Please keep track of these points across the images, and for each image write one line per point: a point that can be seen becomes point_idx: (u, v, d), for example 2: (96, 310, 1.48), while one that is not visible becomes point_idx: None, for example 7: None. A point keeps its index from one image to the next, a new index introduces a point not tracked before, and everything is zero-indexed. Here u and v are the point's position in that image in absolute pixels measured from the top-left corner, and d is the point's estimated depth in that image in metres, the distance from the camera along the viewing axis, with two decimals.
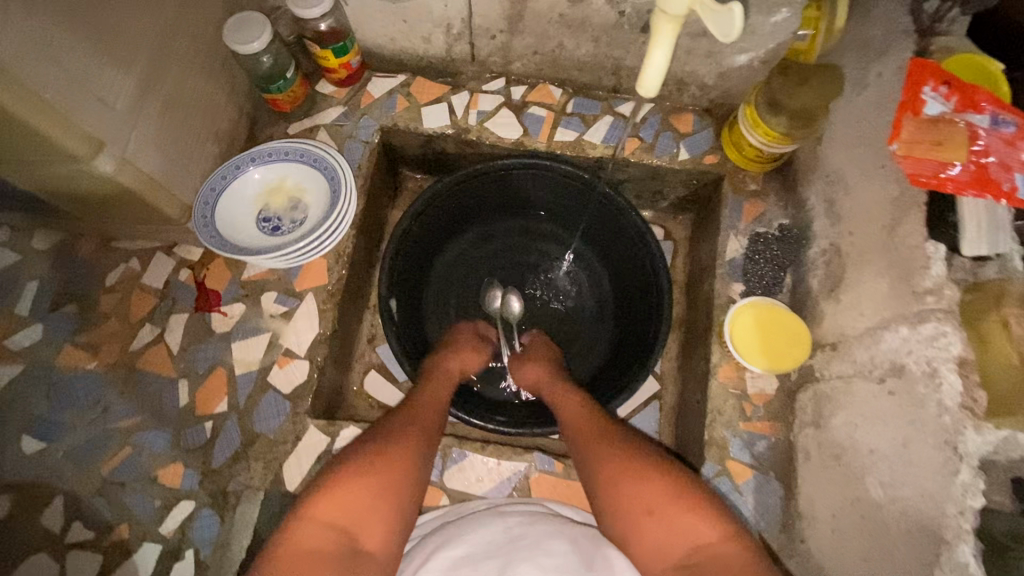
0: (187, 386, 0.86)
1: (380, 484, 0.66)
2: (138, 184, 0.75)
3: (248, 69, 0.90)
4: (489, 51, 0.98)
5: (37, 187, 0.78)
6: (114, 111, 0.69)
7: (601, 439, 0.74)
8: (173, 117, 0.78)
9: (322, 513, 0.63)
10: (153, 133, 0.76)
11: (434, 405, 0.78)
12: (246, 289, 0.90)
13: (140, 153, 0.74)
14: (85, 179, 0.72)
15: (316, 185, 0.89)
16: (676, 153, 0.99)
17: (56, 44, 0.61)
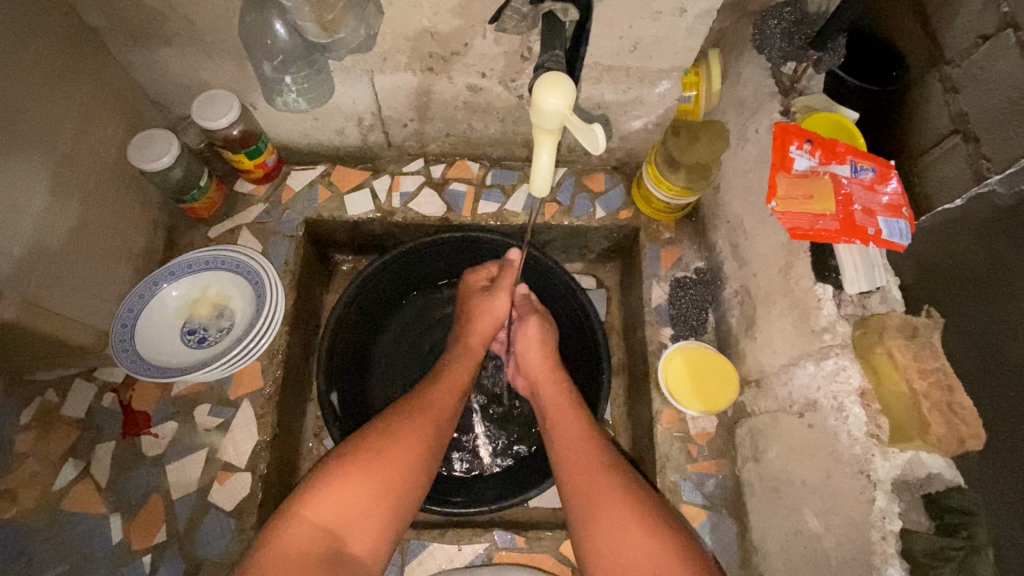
0: (119, 521, 0.82)
1: (375, 483, 0.70)
2: (45, 323, 0.74)
3: (159, 184, 0.90)
4: (404, 137, 1.02)
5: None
6: (12, 259, 0.68)
7: (590, 446, 0.78)
8: (76, 248, 0.78)
9: (314, 514, 0.67)
10: (54, 268, 0.75)
11: (446, 391, 0.82)
12: (177, 406, 0.88)
13: (43, 292, 0.73)
14: None
15: (240, 290, 0.90)
16: (593, 212, 1.04)
17: None
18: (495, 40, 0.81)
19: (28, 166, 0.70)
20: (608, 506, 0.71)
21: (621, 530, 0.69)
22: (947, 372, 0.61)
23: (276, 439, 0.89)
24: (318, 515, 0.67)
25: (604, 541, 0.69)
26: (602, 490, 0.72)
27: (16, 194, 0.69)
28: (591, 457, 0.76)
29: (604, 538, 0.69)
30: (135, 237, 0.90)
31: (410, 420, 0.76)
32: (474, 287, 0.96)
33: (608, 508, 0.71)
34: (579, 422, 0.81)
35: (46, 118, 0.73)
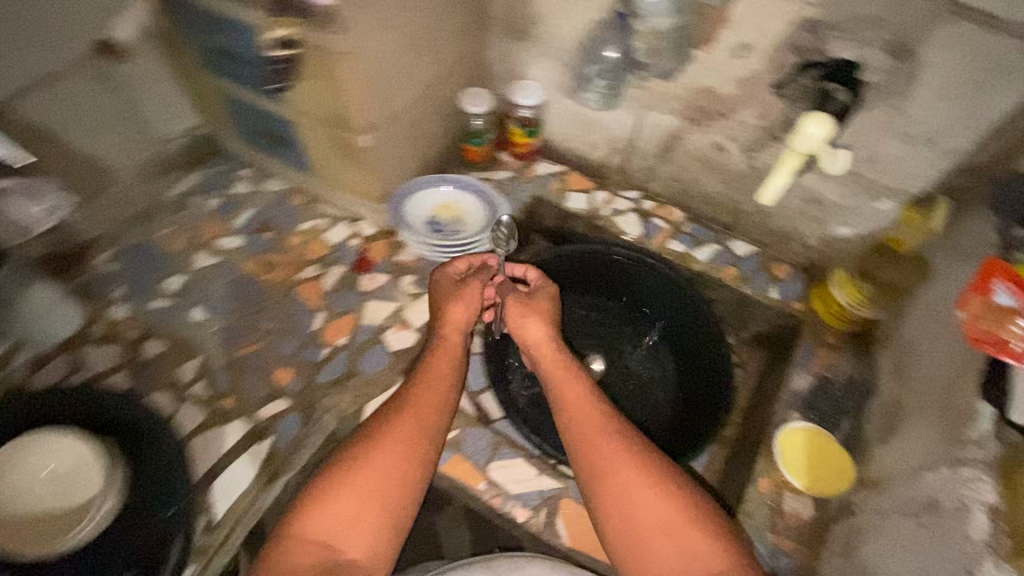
0: (321, 317, 1.08)
1: (362, 491, 0.75)
2: (376, 161, 1.07)
3: (463, 127, 1.26)
4: (638, 169, 1.25)
5: (317, 149, 1.09)
6: (392, 114, 1.02)
7: (594, 438, 0.80)
8: (413, 132, 1.12)
9: (311, 533, 0.72)
10: (399, 135, 1.09)
11: (418, 381, 0.86)
12: (394, 267, 1.14)
13: (388, 145, 1.07)
14: (347, 150, 1.04)
15: (478, 212, 1.17)
16: (766, 291, 1.15)
17: (391, 64, 0.95)
18: (757, 114, 1.00)
19: (428, 67, 1.06)
20: (634, 502, 0.75)
21: (632, 506, 0.75)
22: None
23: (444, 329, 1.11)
24: (317, 532, 0.73)
25: (612, 511, 0.76)
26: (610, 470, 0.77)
27: (416, 78, 1.04)
28: (591, 419, 0.82)
29: (608, 504, 0.76)
30: (431, 151, 1.24)
31: (393, 421, 0.80)
32: (444, 286, 0.98)
33: (615, 471, 0.77)
34: (583, 411, 0.83)
35: (444, 52, 1.09)
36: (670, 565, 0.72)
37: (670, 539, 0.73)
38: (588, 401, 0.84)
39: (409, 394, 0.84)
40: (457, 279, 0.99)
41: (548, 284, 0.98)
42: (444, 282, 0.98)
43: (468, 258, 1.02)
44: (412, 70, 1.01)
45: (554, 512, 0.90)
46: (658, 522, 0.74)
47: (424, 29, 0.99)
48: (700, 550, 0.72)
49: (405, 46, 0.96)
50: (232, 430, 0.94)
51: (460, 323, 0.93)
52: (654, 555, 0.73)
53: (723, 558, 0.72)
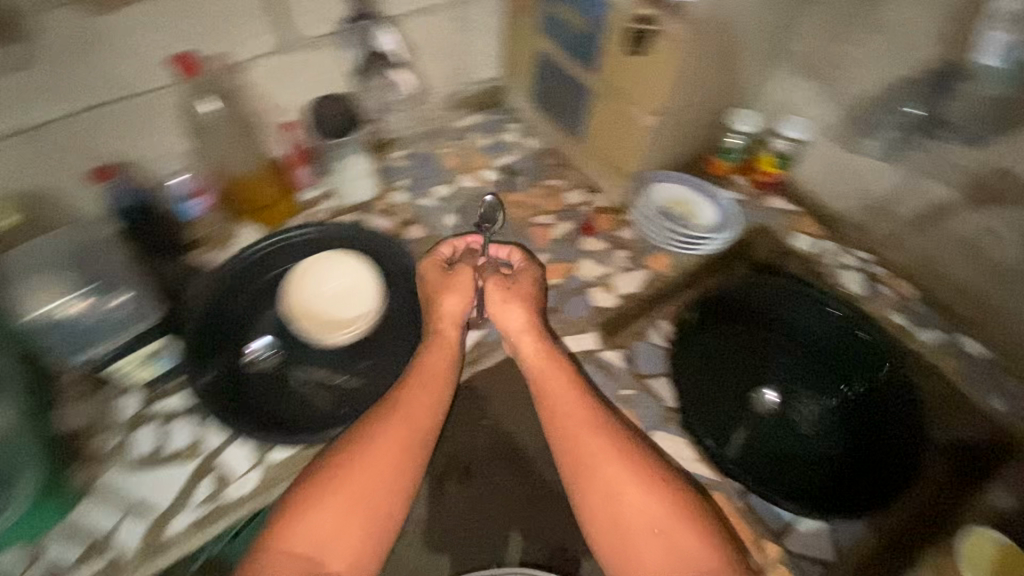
0: (546, 257, 1.24)
1: (349, 498, 0.83)
2: (649, 144, 1.19)
3: (714, 142, 1.33)
4: (881, 233, 1.25)
5: (598, 127, 1.25)
6: (682, 105, 1.14)
7: (580, 434, 0.90)
8: (684, 132, 1.23)
9: (292, 546, 0.80)
10: (676, 129, 1.20)
11: (407, 402, 0.91)
12: (616, 239, 1.27)
13: (664, 133, 1.18)
14: (632, 129, 1.18)
15: (712, 220, 1.24)
16: (985, 396, 1.08)
17: (704, 54, 1.07)
18: None
19: (722, 75, 1.17)
20: (624, 496, 0.85)
21: (618, 504, 0.84)
22: None
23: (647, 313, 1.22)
24: (296, 545, 0.80)
25: (592, 505, 0.86)
26: (597, 462, 0.87)
27: (711, 79, 1.15)
28: (578, 417, 0.92)
29: (596, 499, 0.86)
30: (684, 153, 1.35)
31: (388, 419, 0.89)
32: (433, 273, 1.08)
33: (603, 467, 0.87)
34: (568, 406, 0.93)
35: (734, 74, 1.21)
36: (658, 561, 0.81)
37: (660, 540, 0.82)
38: (572, 398, 0.94)
39: (402, 393, 0.93)
40: (444, 265, 1.09)
41: (529, 266, 1.10)
42: (432, 271, 1.08)
43: (452, 242, 1.12)
44: (709, 79, 1.15)
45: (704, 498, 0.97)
46: (650, 525, 0.83)
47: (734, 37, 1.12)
48: (693, 548, 0.81)
49: (717, 46, 1.09)
50: None
51: (454, 319, 1.02)
52: (643, 553, 0.82)
53: (712, 551, 0.82)
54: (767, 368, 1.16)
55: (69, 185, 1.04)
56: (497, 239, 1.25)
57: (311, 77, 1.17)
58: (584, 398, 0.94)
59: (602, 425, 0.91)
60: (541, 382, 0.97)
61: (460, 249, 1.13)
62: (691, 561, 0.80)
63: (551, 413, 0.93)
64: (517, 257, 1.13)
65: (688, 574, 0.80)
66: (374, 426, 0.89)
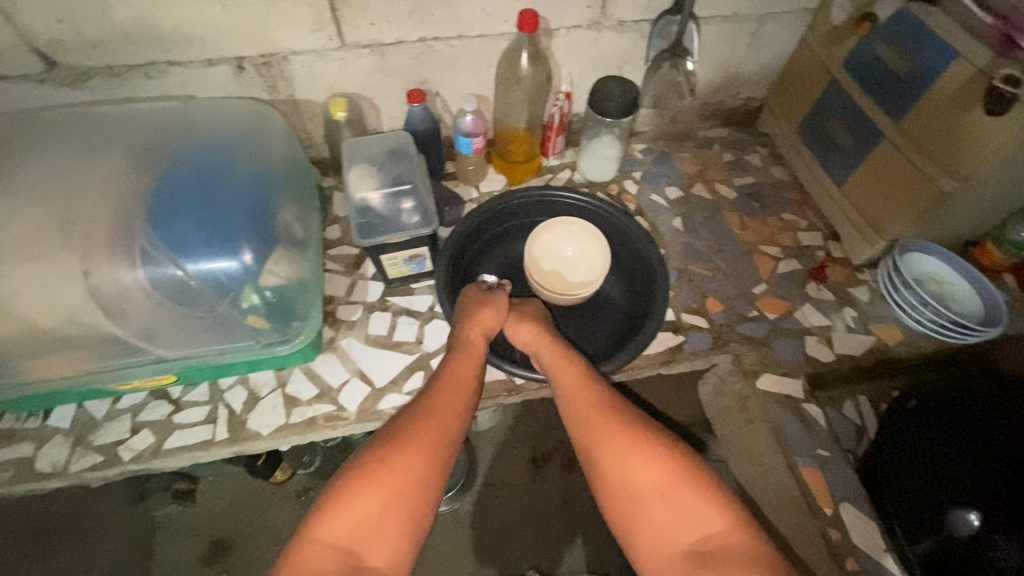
0: (764, 287, 1.21)
1: (384, 491, 0.75)
2: (930, 208, 1.08)
3: (995, 230, 1.19)
4: None
5: (880, 169, 1.16)
6: (993, 178, 1.02)
7: (592, 410, 0.89)
8: (977, 208, 1.10)
9: (324, 535, 0.72)
10: (969, 203, 1.08)
11: (447, 385, 0.92)
12: (844, 295, 1.20)
13: (955, 203, 1.07)
14: (918, 184, 1.08)
15: (968, 309, 1.12)
16: None
17: None
18: None
19: None
20: (634, 463, 0.81)
21: (630, 467, 0.81)
22: None
23: (849, 386, 1.20)
24: (331, 534, 0.72)
25: (614, 481, 0.82)
26: (607, 429, 0.86)
27: None
28: (588, 401, 0.91)
29: (613, 477, 0.82)
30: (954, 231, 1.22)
31: (378, 435, 0.84)
32: (473, 294, 1.09)
33: (610, 435, 0.85)
34: (580, 391, 0.93)
35: None
36: (671, 524, 0.77)
37: (667, 503, 0.79)
38: (583, 387, 0.93)
39: (429, 393, 0.90)
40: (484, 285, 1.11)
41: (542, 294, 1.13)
42: (472, 292, 1.09)
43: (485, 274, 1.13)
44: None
45: None
46: (653, 487, 0.80)
47: None
48: (698, 509, 0.78)
49: None
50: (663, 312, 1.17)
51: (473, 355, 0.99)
52: (652, 517, 0.78)
53: (718, 507, 0.78)
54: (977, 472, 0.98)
55: (387, 98, 1.23)
56: (720, 257, 1.25)
57: (602, 57, 1.25)
58: (586, 375, 0.96)
59: (601, 396, 0.91)
60: (559, 381, 0.96)
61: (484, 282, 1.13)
62: (704, 525, 0.77)
63: (569, 400, 0.93)
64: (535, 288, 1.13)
65: (698, 530, 0.77)
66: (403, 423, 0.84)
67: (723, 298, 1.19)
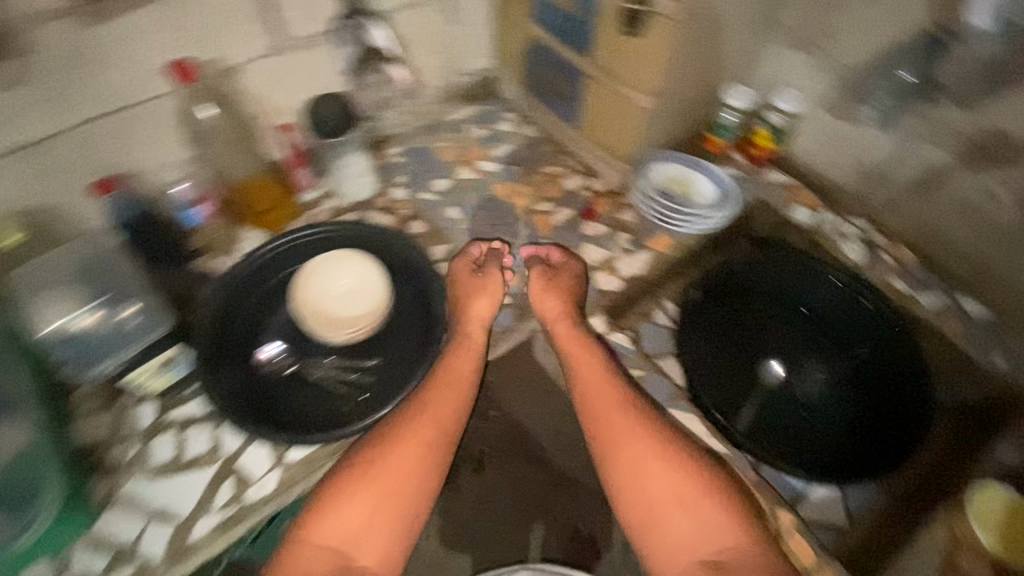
0: (548, 244, 1.25)
1: (376, 499, 0.88)
2: (640, 124, 1.21)
3: (709, 119, 1.35)
4: (878, 198, 1.26)
5: (596, 103, 1.25)
6: (672, 85, 1.15)
7: (615, 415, 0.98)
8: (679, 109, 1.24)
9: (319, 542, 0.86)
10: (669, 108, 1.21)
11: (441, 393, 0.97)
12: (616, 223, 1.29)
13: (657, 113, 1.20)
14: (624, 107, 1.20)
15: (708, 196, 1.26)
16: (988, 359, 1.10)
17: (696, 35, 1.08)
18: None
19: (713, 54, 1.18)
20: (649, 468, 0.93)
21: (644, 474, 0.93)
22: None
23: (656, 296, 1.25)
24: (327, 542, 0.86)
25: (627, 483, 0.94)
26: (635, 442, 0.95)
27: (701, 58, 1.16)
28: (610, 404, 1.00)
29: (625, 481, 0.94)
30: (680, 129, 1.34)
31: (366, 454, 0.91)
32: (460, 274, 1.11)
33: (635, 443, 0.95)
34: (607, 395, 1.01)
35: (729, 47, 1.21)
36: (682, 531, 0.89)
37: (685, 513, 0.90)
38: (607, 388, 1.02)
39: (421, 398, 0.96)
40: (469, 267, 1.13)
41: (573, 263, 1.18)
42: (460, 272, 1.12)
43: (479, 247, 1.17)
44: (699, 53, 1.14)
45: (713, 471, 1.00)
46: (669, 497, 0.91)
47: (725, 14, 1.11)
48: (711, 521, 0.89)
49: (708, 25, 1.09)
50: None
51: (476, 358, 1.02)
52: (668, 525, 0.90)
53: (727, 518, 0.89)
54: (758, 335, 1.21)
55: (77, 198, 1.06)
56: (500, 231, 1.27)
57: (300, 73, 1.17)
58: (612, 380, 1.03)
59: (625, 400, 1.00)
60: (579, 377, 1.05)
61: (472, 260, 1.16)
62: (715, 532, 0.88)
63: (592, 399, 1.01)
64: (556, 255, 1.19)
65: (713, 540, 0.88)
66: (394, 442, 0.91)
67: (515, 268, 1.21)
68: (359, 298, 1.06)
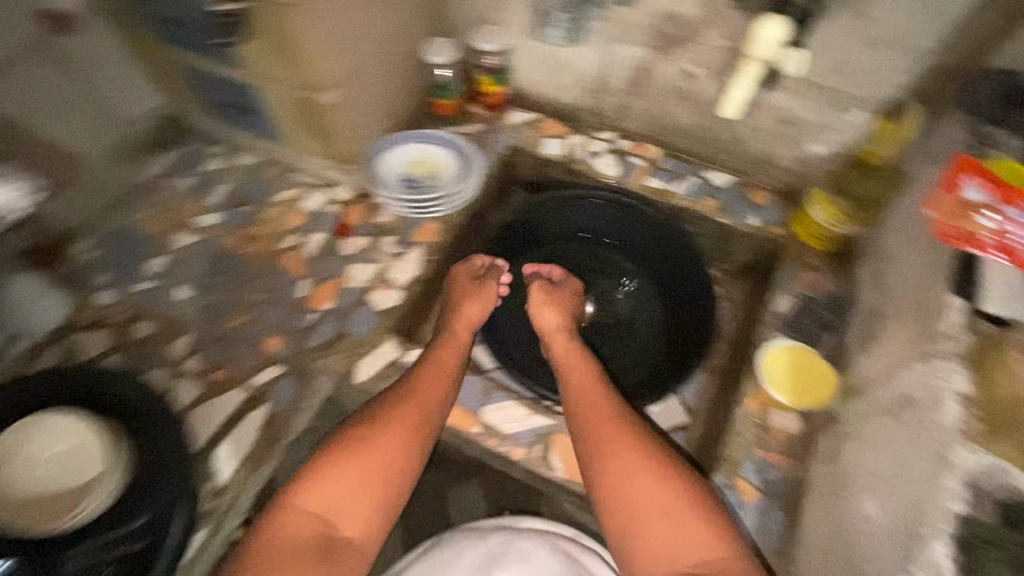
0: (307, 284, 1.08)
1: (358, 473, 0.80)
2: (336, 118, 1.05)
3: (430, 82, 1.25)
4: (610, 106, 1.24)
5: (278, 110, 1.06)
6: (346, 66, 0.99)
7: (603, 417, 0.87)
8: (374, 85, 1.09)
9: (304, 504, 0.78)
10: (360, 90, 1.06)
11: (450, 355, 0.96)
12: (374, 229, 1.14)
13: (348, 101, 1.04)
14: (308, 107, 1.02)
15: (452, 166, 1.18)
16: (746, 218, 1.16)
17: (337, 6, 0.92)
18: (722, 36, 1.02)
19: (378, 15, 1.02)
20: (641, 476, 0.80)
21: (630, 479, 0.80)
22: None
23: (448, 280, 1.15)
24: (311, 506, 0.78)
25: (610, 486, 0.81)
26: (632, 445, 0.83)
27: (365, 25, 1.00)
28: (598, 406, 0.89)
29: (610, 483, 0.81)
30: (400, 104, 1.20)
31: (365, 428, 0.84)
32: (461, 277, 1.08)
33: (622, 457, 0.82)
34: (596, 395, 0.91)
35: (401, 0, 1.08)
36: (667, 543, 0.76)
37: (671, 523, 0.77)
38: (601, 402, 0.89)
39: (413, 383, 0.90)
40: (473, 274, 1.09)
41: (574, 281, 1.12)
42: (461, 276, 1.08)
43: (481, 256, 1.11)
44: (362, 17, 0.99)
45: (547, 451, 0.92)
46: (655, 506, 0.78)
47: None
48: (700, 533, 0.76)
49: None
50: (231, 399, 0.97)
51: (479, 316, 1.03)
52: (651, 535, 0.77)
53: (715, 535, 0.76)
54: None
55: None
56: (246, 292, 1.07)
57: None
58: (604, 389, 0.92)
59: (616, 408, 0.89)
60: (570, 373, 0.96)
61: (477, 269, 1.11)
62: (700, 543, 0.76)
63: (580, 395, 0.91)
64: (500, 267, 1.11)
65: (697, 555, 0.75)
66: (380, 426, 0.84)
67: (276, 329, 1.03)
68: (84, 462, 0.85)
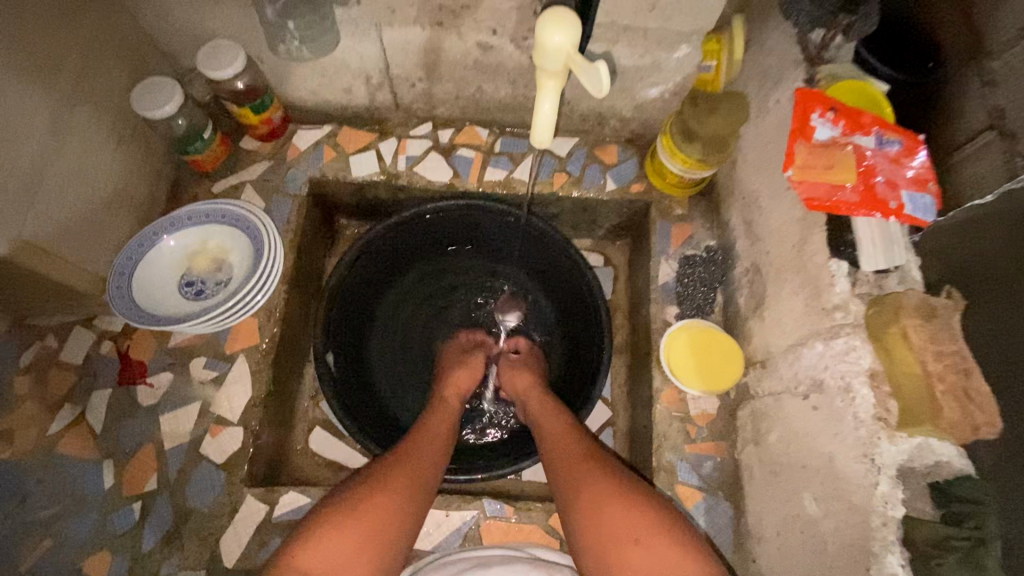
0: (112, 467, 0.81)
1: (367, 525, 0.62)
2: (43, 264, 0.73)
3: (165, 134, 0.91)
4: (412, 98, 1.00)
5: None
6: (10, 195, 0.67)
7: (574, 448, 0.74)
8: (79, 190, 0.77)
9: (301, 563, 0.59)
10: (57, 211, 0.74)
11: (440, 419, 0.81)
12: (173, 357, 0.87)
13: (44, 234, 0.72)
14: None
15: (239, 245, 0.89)
16: (603, 184, 1.01)
17: None
18: None
19: (27, 103, 0.68)
20: (615, 503, 0.65)
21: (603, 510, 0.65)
22: (965, 355, 0.57)
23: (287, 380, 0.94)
24: (307, 564, 0.59)
25: (581, 520, 0.66)
26: (597, 471, 0.69)
27: (17, 126, 0.67)
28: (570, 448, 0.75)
29: (582, 516, 0.66)
30: (138, 185, 0.89)
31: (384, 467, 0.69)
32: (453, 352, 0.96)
33: (590, 481, 0.68)
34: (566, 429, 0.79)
35: (56, 57, 0.72)
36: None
37: (647, 553, 0.61)
38: (569, 436, 0.77)
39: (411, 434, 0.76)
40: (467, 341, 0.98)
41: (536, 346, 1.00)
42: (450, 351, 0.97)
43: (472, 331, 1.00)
44: None
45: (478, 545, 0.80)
46: (628, 532, 0.62)
47: None
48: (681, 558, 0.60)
49: None
50: None
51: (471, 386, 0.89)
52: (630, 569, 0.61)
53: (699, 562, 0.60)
54: (430, 328, 1.06)
55: None
56: None
57: None
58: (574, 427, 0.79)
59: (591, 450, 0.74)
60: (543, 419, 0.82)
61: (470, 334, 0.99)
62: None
63: (551, 434, 0.79)
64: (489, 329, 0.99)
65: None
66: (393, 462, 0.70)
67: (94, 546, 0.77)
68: None
